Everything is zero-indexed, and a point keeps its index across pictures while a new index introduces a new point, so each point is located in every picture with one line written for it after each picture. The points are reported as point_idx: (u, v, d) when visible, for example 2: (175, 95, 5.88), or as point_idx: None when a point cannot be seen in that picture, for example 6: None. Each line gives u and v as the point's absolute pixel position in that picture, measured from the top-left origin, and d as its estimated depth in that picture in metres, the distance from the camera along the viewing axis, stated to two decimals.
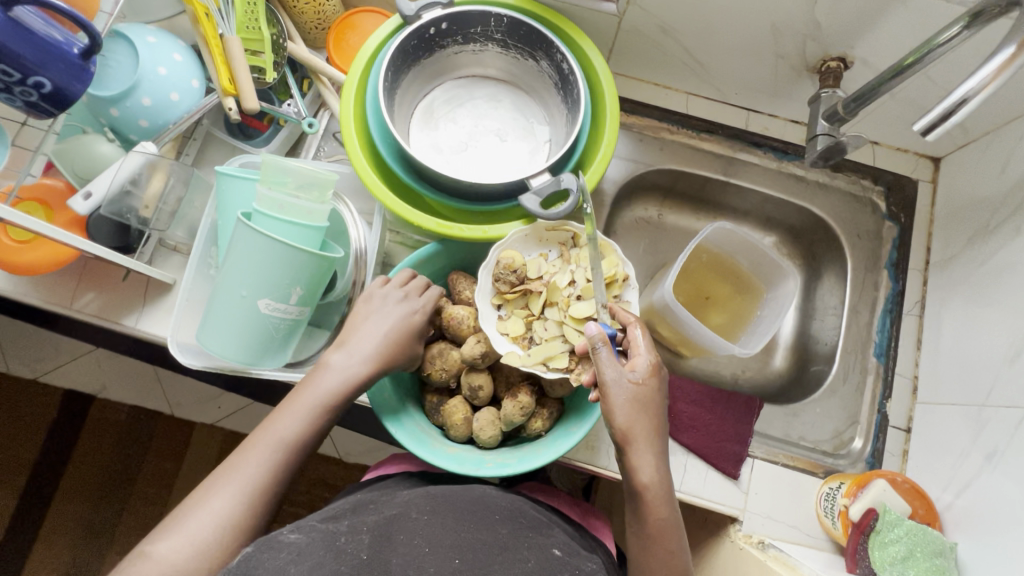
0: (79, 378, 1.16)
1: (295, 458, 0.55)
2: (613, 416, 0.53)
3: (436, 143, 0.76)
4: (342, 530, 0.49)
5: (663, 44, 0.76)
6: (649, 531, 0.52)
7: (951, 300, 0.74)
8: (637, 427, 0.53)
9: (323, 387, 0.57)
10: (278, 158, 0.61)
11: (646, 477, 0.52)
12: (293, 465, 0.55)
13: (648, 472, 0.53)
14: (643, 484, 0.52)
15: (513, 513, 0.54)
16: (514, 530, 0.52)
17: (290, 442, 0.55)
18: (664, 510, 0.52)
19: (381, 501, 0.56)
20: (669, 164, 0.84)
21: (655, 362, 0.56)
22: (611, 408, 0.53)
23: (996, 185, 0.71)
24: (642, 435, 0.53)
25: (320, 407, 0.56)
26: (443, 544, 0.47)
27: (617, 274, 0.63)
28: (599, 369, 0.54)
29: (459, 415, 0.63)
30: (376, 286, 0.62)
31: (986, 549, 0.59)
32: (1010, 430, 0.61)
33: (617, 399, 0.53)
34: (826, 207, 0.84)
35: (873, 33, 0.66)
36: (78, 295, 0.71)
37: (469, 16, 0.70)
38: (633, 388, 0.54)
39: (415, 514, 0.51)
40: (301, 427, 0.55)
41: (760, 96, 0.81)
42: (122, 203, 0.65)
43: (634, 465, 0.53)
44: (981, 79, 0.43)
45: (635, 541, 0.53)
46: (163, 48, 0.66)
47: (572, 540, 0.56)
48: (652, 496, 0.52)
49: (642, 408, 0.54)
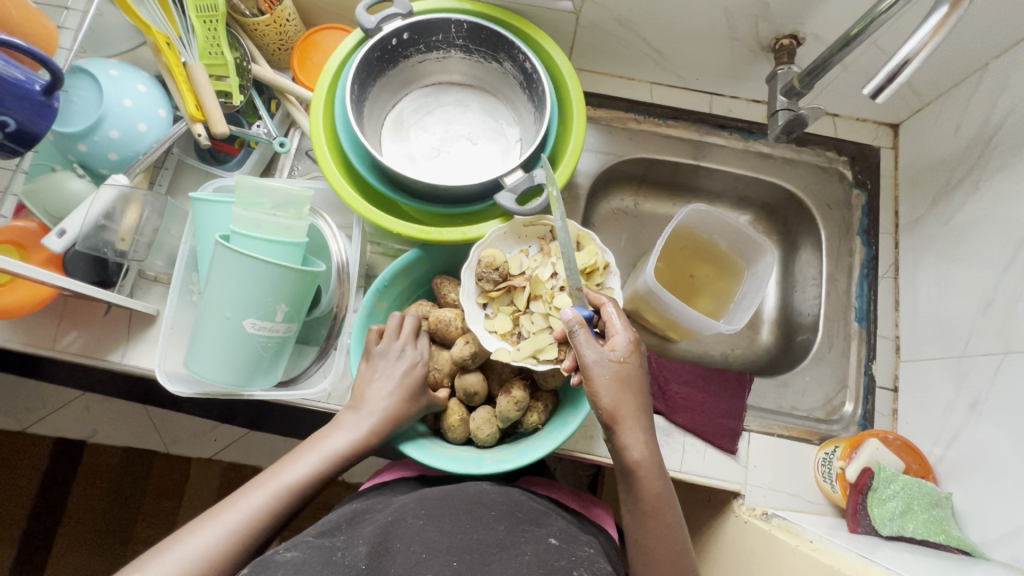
0: (69, 425, 1.14)
1: (295, 506, 0.54)
2: (597, 397, 0.53)
3: (409, 153, 0.77)
4: (338, 545, 0.49)
5: (622, 36, 0.78)
6: (646, 507, 0.52)
7: (923, 259, 0.76)
8: (623, 405, 0.53)
9: (336, 441, 0.57)
10: (253, 179, 0.62)
11: (637, 455, 0.52)
12: (290, 512, 0.54)
13: (638, 448, 0.53)
14: (635, 461, 0.52)
15: (510, 508, 0.54)
16: (510, 525, 0.52)
17: (294, 490, 0.54)
18: (659, 484, 0.53)
19: (376, 510, 0.56)
20: (640, 152, 0.86)
21: (634, 339, 0.56)
22: (595, 389, 0.53)
23: (954, 144, 0.74)
24: (628, 415, 0.53)
25: (328, 461, 0.56)
26: (440, 548, 0.48)
27: (597, 262, 0.65)
28: (579, 352, 0.55)
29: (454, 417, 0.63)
30: (373, 339, 0.62)
31: (980, 495, 0.61)
32: (990, 377, 0.63)
33: (599, 380, 0.53)
34: (795, 180, 0.86)
35: (819, 8, 0.68)
36: (61, 336, 0.70)
37: (429, 25, 0.71)
38: (615, 367, 0.54)
39: (411, 520, 0.51)
40: (307, 475, 0.55)
41: (720, 79, 0.83)
42: (97, 238, 0.64)
43: (623, 443, 0.53)
44: (921, 37, 0.44)
45: (632, 518, 0.54)
46: (127, 80, 0.65)
47: (570, 525, 0.56)
48: (645, 475, 0.52)
49: (626, 387, 0.54)
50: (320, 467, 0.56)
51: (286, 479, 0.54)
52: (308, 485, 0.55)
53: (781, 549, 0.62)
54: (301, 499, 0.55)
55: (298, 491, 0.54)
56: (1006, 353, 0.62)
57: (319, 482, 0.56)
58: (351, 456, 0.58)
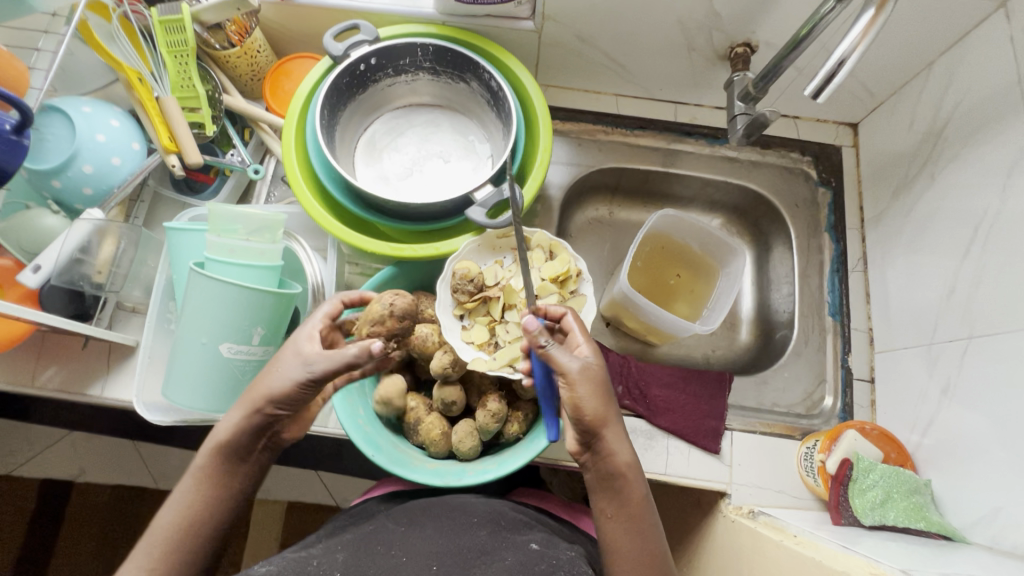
0: (55, 466, 1.12)
1: (211, 502, 0.52)
2: (584, 405, 0.52)
3: (383, 174, 0.79)
4: (314, 555, 0.49)
5: (584, 52, 0.81)
6: (631, 510, 0.52)
7: (889, 251, 0.78)
8: (608, 410, 0.53)
9: (216, 435, 0.54)
10: (223, 206, 0.62)
11: (627, 460, 0.53)
12: (202, 521, 0.52)
13: (627, 452, 0.53)
14: (625, 466, 0.52)
15: (493, 516, 0.54)
16: (492, 531, 0.51)
17: (200, 493, 0.52)
18: (642, 487, 0.53)
19: (357, 522, 0.56)
20: (610, 162, 0.88)
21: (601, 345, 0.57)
22: (581, 396, 0.52)
23: (909, 139, 0.76)
24: (614, 420, 0.53)
25: (214, 455, 0.53)
26: (420, 553, 0.48)
27: (570, 269, 0.67)
28: (556, 360, 0.53)
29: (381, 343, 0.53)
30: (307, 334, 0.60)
31: (958, 480, 0.62)
32: (958, 362, 0.64)
33: (583, 385, 0.52)
34: (763, 182, 0.88)
35: (768, 17, 0.71)
36: (39, 371, 0.70)
37: (396, 50, 0.73)
38: (593, 371, 0.54)
39: (392, 528, 0.52)
40: (205, 478, 0.53)
41: (682, 88, 0.86)
42: (73, 271, 0.65)
43: (612, 448, 0.52)
44: (853, 38, 0.47)
45: (614, 524, 0.52)
46: (99, 115, 0.67)
47: (552, 534, 0.55)
48: (632, 476, 0.52)
49: (605, 394, 0.53)
50: (206, 465, 0.53)
51: (188, 488, 0.52)
52: (209, 488, 0.53)
53: (766, 545, 0.62)
54: (212, 504, 0.52)
55: (205, 497, 0.52)
56: (970, 337, 0.63)
57: (225, 482, 0.53)
58: (235, 444, 0.53)
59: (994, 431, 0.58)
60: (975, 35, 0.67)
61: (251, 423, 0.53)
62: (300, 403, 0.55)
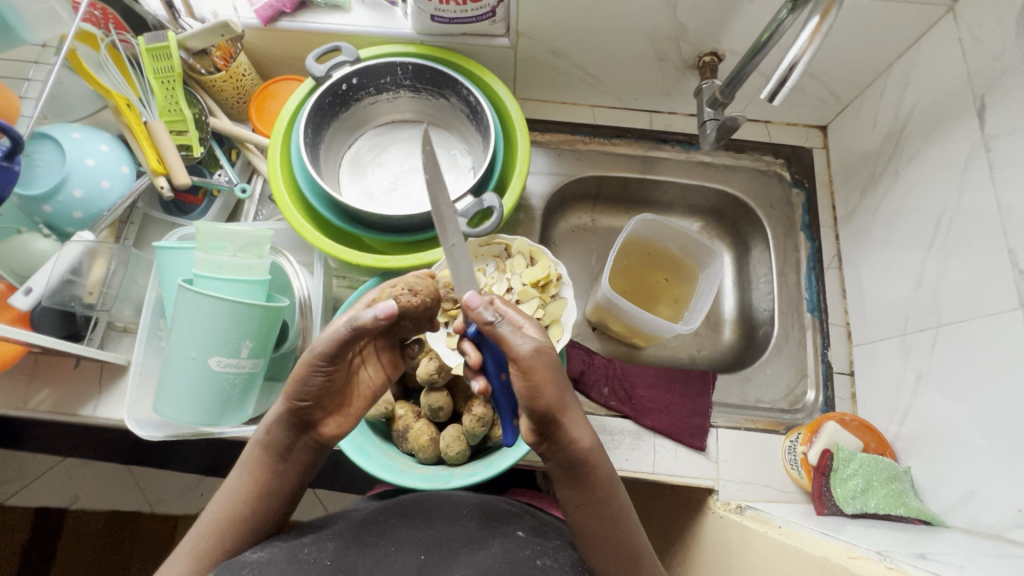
0: (48, 494, 1.11)
1: (255, 496, 0.52)
2: (543, 390, 0.46)
3: (367, 189, 0.81)
4: (307, 541, 0.48)
5: (559, 65, 0.84)
6: (599, 494, 0.51)
7: (861, 247, 0.81)
8: (564, 397, 0.48)
9: (260, 429, 0.54)
10: (213, 225, 0.64)
11: (589, 440, 0.50)
12: (246, 512, 0.51)
13: (587, 436, 0.50)
14: (587, 451, 0.50)
15: (483, 509, 0.55)
16: (482, 524, 0.53)
17: (245, 486, 0.52)
18: (608, 470, 0.52)
19: (348, 512, 0.56)
20: (589, 171, 0.90)
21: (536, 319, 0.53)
22: (541, 381, 0.47)
23: (873, 139, 0.80)
24: (570, 401, 0.49)
25: (258, 449, 0.53)
26: (410, 544, 0.49)
27: (551, 274, 0.69)
28: (507, 343, 0.47)
29: (381, 311, 0.47)
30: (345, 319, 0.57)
31: (934, 466, 0.63)
32: (929, 351, 0.66)
33: (541, 371, 0.47)
34: (738, 185, 0.91)
35: (731, 27, 0.74)
36: (32, 394, 0.71)
37: (376, 69, 0.76)
38: (548, 349, 0.48)
39: (384, 521, 0.52)
40: (251, 471, 0.53)
41: (656, 97, 0.89)
42: (65, 293, 0.66)
43: (576, 432, 0.49)
44: (803, 43, 0.50)
45: (583, 514, 0.51)
46: (89, 141, 0.69)
47: (542, 524, 0.57)
48: (596, 462, 0.50)
49: (559, 377, 0.48)
50: (247, 459, 0.53)
51: (234, 481, 0.52)
52: (246, 482, 0.52)
53: (753, 538, 0.62)
54: (246, 501, 0.51)
55: (240, 490, 0.52)
56: (939, 326, 0.65)
57: (269, 477, 0.52)
58: (268, 436, 0.53)
59: (966, 414, 0.60)
60: (928, 38, 0.70)
61: (288, 419, 0.52)
62: (325, 394, 0.51)
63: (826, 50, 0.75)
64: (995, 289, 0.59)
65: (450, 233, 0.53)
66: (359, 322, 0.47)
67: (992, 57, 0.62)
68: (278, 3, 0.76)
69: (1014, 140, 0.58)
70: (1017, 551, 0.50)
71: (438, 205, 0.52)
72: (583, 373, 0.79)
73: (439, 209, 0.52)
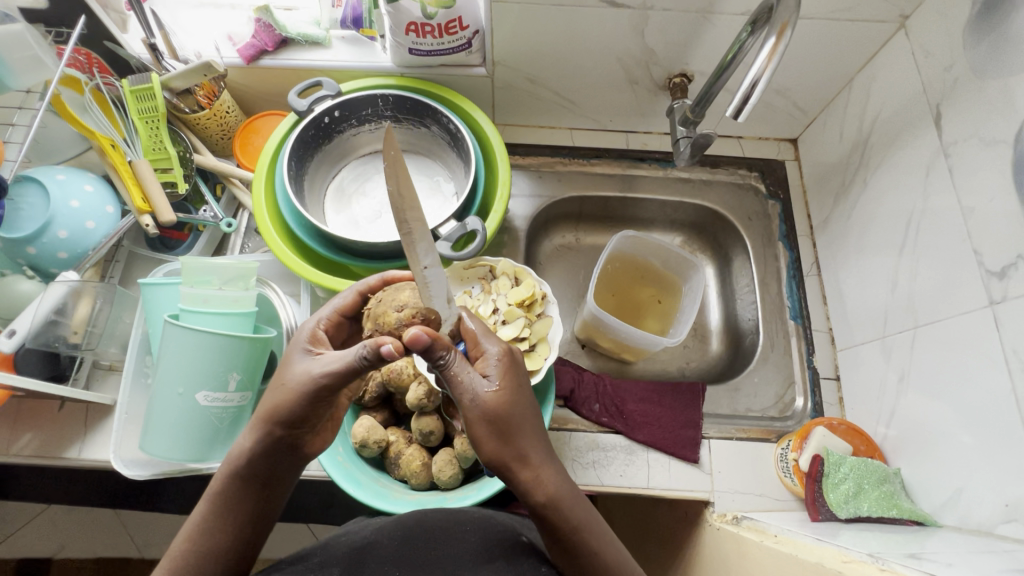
0: (33, 544, 1.08)
1: (225, 527, 0.49)
2: (479, 441, 0.46)
3: (353, 219, 0.83)
4: (311, 569, 0.48)
5: (535, 92, 0.87)
6: (567, 544, 0.47)
7: (838, 255, 0.83)
8: (509, 445, 0.46)
9: (233, 456, 0.50)
10: (198, 260, 0.65)
11: (545, 492, 0.47)
12: (216, 542, 0.48)
13: (544, 487, 0.47)
14: (544, 503, 0.46)
15: (484, 523, 0.55)
16: (484, 538, 0.52)
17: (214, 516, 0.49)
18: (578, 516, 0.47)
19: (348, 534, 0.55)
20: (570, 191, 0.93)
21: (505, 353, 0.49)
22: (475, 433, 0.46)
23: (840, 149, 0.83)
24: (519, 452, 0.47)
25: (232, 477, 0.50)
26: (411, 566, 0.48)
27: (536, 293, 0.70)
28: (452, 389, 0.47)
29: (395, 346, 0.44)
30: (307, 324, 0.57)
31: (922, 467, 0.64)
32: (909, 352, 0.68)
33: (475, 424, 0.46)
34: (716, 198, 0.93)
35: (697, 51, 0.78)
36: (15, 439, 0.70)
37: (357, 101, 0.78)
38: (488, 397, 0.46)
39: (386, 541, 0.51)
40: (222, 500, 0.50)
41: (631, 118, 0.92)
42: (49, 334, 0.66)
43: (525, 486, 0.47)
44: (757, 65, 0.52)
45: (563, 556, 0.48)
46: (73, 182, 0.70)
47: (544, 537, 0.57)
48: (563, 508, 0.47)
49: (502, 425, 0.46)
50: (223, 490, 0.50)
51: (205, 510, 0.50)
52: (218, 512, 0.49)
53: (748, 547, 0.62)
54: (220, 531, 0.49)
55: (211, 520, 0.49)
56: (916, 327, 0.67)
57: (243, 506, 0.50)
58: (250, 468, 0.50)
59: (950, 413, 0.61)
60: (884, 53, 0.74)
61: (268, 446, 0.49)
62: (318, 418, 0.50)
63: (788, 68, 0.79)
64: (964, 289, 0.60)
65: (424, 254, 0.47)
66: (370, 350, 0.45)
67: (943, 69, 0.65)
68: (260, 42, 0.78)
69: (970, 146, 0.61)
70: (1006, 546, 0.50)
71: (409, 229, 0.45)
72: (573, 391, 0.79)
73: (409, 229, 0.45)
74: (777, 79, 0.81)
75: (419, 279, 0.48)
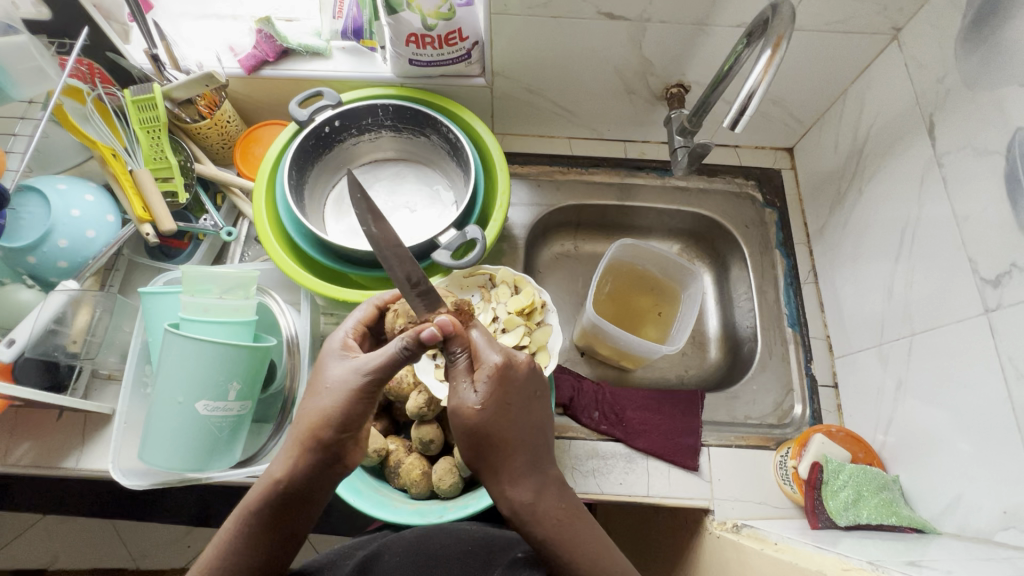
0: (27, 555, 1.07)
1: (261, 539, 0.49)
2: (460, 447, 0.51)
3: (353, 227, 0.83)
4: None
5: (534, 101, 0.88)
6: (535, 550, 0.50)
7: (834, 262, 0.84)
8: (484, 457, 0.50)
9: (276, 466, 0.50)
10: (199, 269, 0.65)
11: (509, 506, 0.50)
12: (252, 554, 0.48)
13: (508, 501, 0.50)
14: (509, 514, 0.50)
15: (486, 539, 0.57)
16: (486, 554, 0.54)
17: (250, 529, 0.49)
18: (545, 532, 0.49)
19: (355, 550, 0.58)
20: (569, 200, 0.93)
21: (499, 368, 0.49)
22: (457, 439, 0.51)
23: (835, 158, 0.84)
24: (493, 462, 0.50)
25: (271, 491, 0.49)
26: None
27: (536, 301, 0.71)
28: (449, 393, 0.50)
29: (434, 331, 0.47)
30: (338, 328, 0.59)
31: (920, 474, 0.64)
32: (906, 358, 0.68)
33: (455, 433, 0.50)
34: (713, 207, 0.93)
35: (693, 62, 0.78)
36: (11, 449, 0.70)
37: (358, 111, 0.78)
38: (468, 413, 0.48)
39: (389, 556, 0.54)
40: (258, 514, 0.49)
41: (629, 127, 0.93)
42: (48, 343, 0.66)
43: (495, 494, 0.51)
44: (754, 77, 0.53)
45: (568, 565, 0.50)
46: (74, 191, 0.70)
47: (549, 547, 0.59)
48: (527, 522, 0.50)
49: (476, 439, 0.49)
50: (259, 505, 0.49)
51: (238, 521, 0.49)
52: (252, 525, 0.49)
53: (748, 554, 0.62)
54: (254, 543, 0.49)
55: (245, 532, 0.49)
56: (913, 335, 0.67)
57: (283, 518, 0.49)
58: (292, 480, 0.49)
59: (947, 420, 0.61)
60: (877, 63, 0.75)
61: (312, 457, 0.49)
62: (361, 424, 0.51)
63: (783, 79, 0.80)
64: (960, 297, 0.61)
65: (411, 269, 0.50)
66: (410, 341, 0.47)
67: (936, 80, 0.66)
68: (261, 53, 0.79)
69: (963, 155, 0.62)
70: (1005, 554, 0.50)
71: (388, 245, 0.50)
72: (573, 399, 0.79)
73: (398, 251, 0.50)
74: (773, 89, 0.82)
75: (411, 292, 0.50)
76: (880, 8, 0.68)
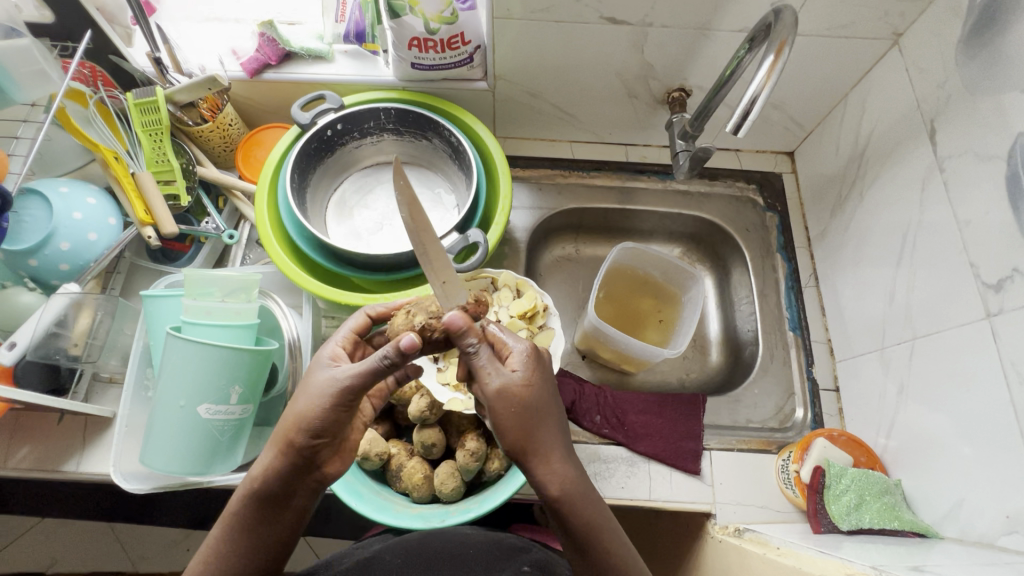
0: (25, 558, 1.07)
1: (242, 546, 0.50)
2: (502, 430, 0.47)
3: (354, 230, 0.83)
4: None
5: (535, 105, 0.88)
6: (579, 534, 0.48)
7: (835, 266, 0.84)
8: (530, 436, 0.47)
9: (253, 475, 0.50)
10: (201, 272, 0.65)
11: (559, 486, 0.48)
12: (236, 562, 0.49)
13: (556, 481, 0.48)
14: (556, 496, 0.48)
15: (488, 545, 0.59)
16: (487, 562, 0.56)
17: (232, 538, 0.50)
18: (590, 511, 0.48)
19: (360, 547, 0.61)
20: (571, 204, 0.93)
21: (533, 351, 0.50)
22: (499, 421, 0.47)
23: (836, 162, 0.84)
24: (541, 441, 0.48)
25: (248, 498, 0.50)
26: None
27: (537, 305, 0.71)
28: (481, 379, 0.48)
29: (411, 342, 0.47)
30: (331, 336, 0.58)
31: (922, 478, 0.64)
32: (907, 362, 0.68)
33: (501, 411, 0.47)
34: (714, 210, 0.93)
35: (695, 67, 0.79)
36: (11, 452, 0.69)
37: (360, 115, 0.78)
38: (518, 388, 0.47)
39: (389, 557, 0.56)
40: (239, 521, 0.50)
41: (630, 131, 0.93)
42: (49, 346, 0.66)
43: (541, 478, 0.48)
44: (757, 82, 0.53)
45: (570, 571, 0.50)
46: (76, 194, 0.70)
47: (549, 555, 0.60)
48: (573, 503, 0.48)
49: (527, 414, 0.47)
50: (239, 511, 0.50)
51: (221, 530, 0.50)
52: (232, 533, 0.50)
53: (750, 558, 0.62)
54: (235, 550, 0.50)
55: (227, 540, 0.50)
56: (914, 339, 0.67)
57: (261, 526, 0.50)
58: (267, 487, 0.50)
59: (949, 424, 0.61)
60: (878, 69, 0.75)
61: (285, 464, 0.49)
62: (339, 431, 0.50)
63: (784, 84, 0.80)
64: (961, 301, 0.61)
65: (442, 271, 0.49)
66: (392, 351, 0.47)
67: (936, 86, 0.66)
68: (263, 56, 0.79)
69: (964, 160, 0.62)
70: (1008, 558, 0.50)
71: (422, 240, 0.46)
72: (575, 403, 0.79)
73: (424, 247, 0.47)
74: (774, 93, 0.83)
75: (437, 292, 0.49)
76: (880, 13, 0.68)
